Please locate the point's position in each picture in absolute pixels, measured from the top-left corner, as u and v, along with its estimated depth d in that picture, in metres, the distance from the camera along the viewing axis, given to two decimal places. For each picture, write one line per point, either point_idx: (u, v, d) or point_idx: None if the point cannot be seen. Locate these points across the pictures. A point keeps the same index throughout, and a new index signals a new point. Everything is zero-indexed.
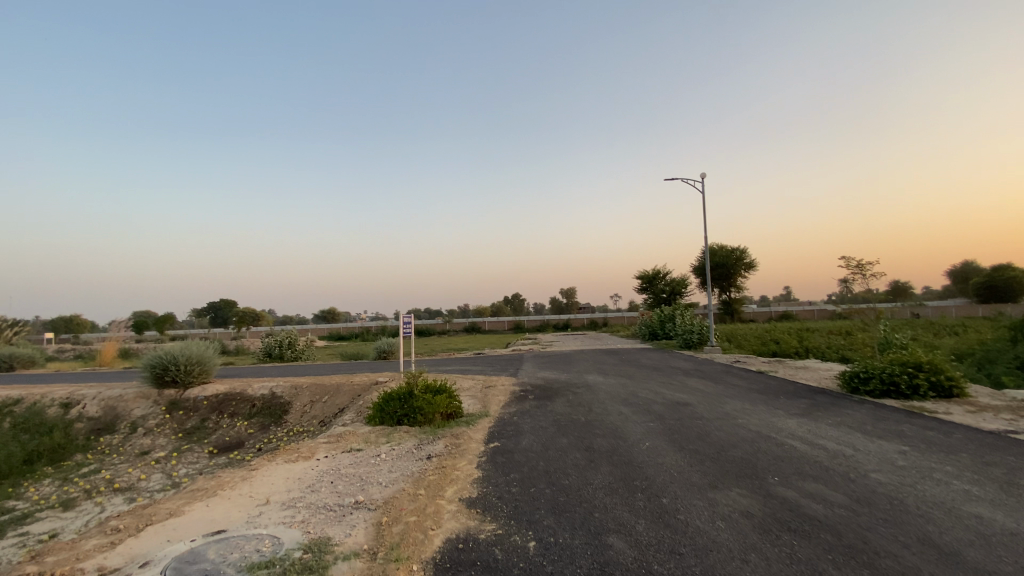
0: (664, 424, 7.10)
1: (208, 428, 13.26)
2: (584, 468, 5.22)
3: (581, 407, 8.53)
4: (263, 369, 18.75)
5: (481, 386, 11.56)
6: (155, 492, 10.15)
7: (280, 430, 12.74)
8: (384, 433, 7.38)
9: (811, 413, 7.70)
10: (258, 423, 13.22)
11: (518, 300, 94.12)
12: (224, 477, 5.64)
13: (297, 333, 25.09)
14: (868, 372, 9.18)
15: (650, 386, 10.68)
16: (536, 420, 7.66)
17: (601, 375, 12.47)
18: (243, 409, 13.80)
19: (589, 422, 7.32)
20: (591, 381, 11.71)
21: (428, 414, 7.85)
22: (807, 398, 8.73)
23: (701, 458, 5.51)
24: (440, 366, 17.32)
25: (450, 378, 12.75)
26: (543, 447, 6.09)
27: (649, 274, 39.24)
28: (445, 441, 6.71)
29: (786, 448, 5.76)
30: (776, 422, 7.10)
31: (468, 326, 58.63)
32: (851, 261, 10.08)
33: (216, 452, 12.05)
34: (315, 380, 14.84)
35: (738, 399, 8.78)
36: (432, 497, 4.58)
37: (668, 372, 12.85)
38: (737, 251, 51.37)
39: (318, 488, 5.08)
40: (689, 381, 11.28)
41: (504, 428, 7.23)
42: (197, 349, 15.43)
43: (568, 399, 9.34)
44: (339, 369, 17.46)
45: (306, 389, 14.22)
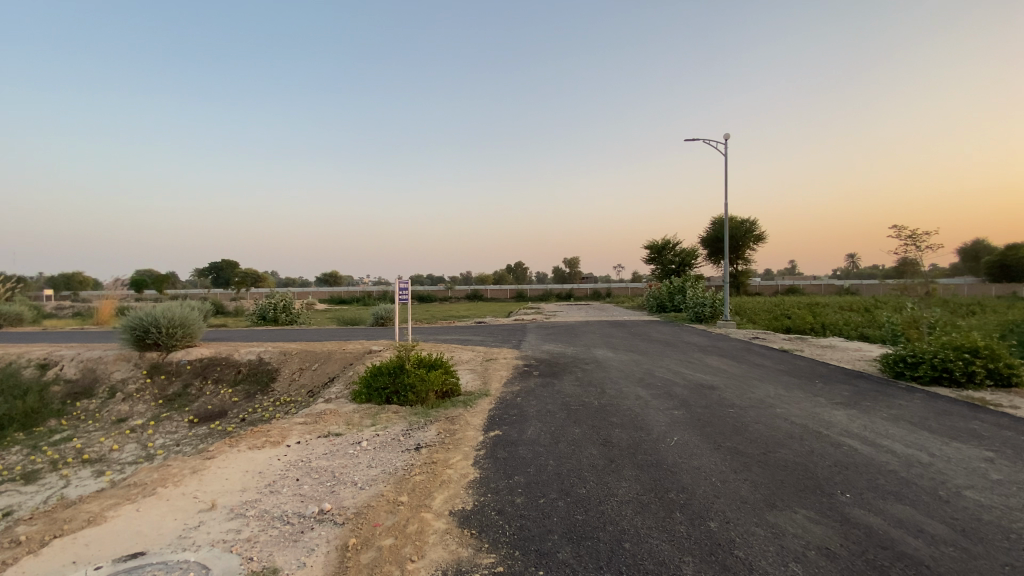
0: (691, 413, 6.15)
1: (190, 394, 12.45)
2: (604, 471, 4.28)
3: (593, 387, 7.58)
4: (255, 332, 17.93)
5: (480, 359, 10.62)
6: (127, 465, 9.34)
7: (266, 398, 11.93)
8: (369, 414, 6.45)
9: (857, 403, 6.74)
10: (243, 390, 12.38)
11: (521, 268, 92.91)
12: (173, 468, 4.73)
13: (292, 296, 24.16)
14: (916, 357, 8.17)
15: (666, 364, 9.71)
16: (542, 402, 6.72)
17: (611, 350, 11.52)
18: (228, 375, 12.97)
19: (604, 408, 6.38)
20: (601, 356, 10.75)
21: (421, 392, 6.90)
22: (847, 385, 7.75)
23: (744, 460, 4.56)
24: (439, 334, 16.44)
25: (448, 349, 11.84)
26: (552, 440, 5.16)
27: (658, 244, 38.04)
28: (437, 427, 5.77)
29: (844, 451, 4.80)
30: (822, 414, 6.12)
31: (470, 293, 57.71)
32: (905, 229, 8.72)
33: (197, 422, 11.23)
34: (306, 346, 13.96)
35: (770, 384, 7.80)
36: (415, 509, 3.64)
37: (683, 348, 11.89)
38: (748, 223, 49.88)
39: (278, 490, 4.15)
40: (709, 359, 10.31)
41: (505, 412, 6.30)
42: (181, 310, 14.50)
43: (577, 377, 8.40)
44: (333, 335, 16.60)
45: (295, 355, 13.34)
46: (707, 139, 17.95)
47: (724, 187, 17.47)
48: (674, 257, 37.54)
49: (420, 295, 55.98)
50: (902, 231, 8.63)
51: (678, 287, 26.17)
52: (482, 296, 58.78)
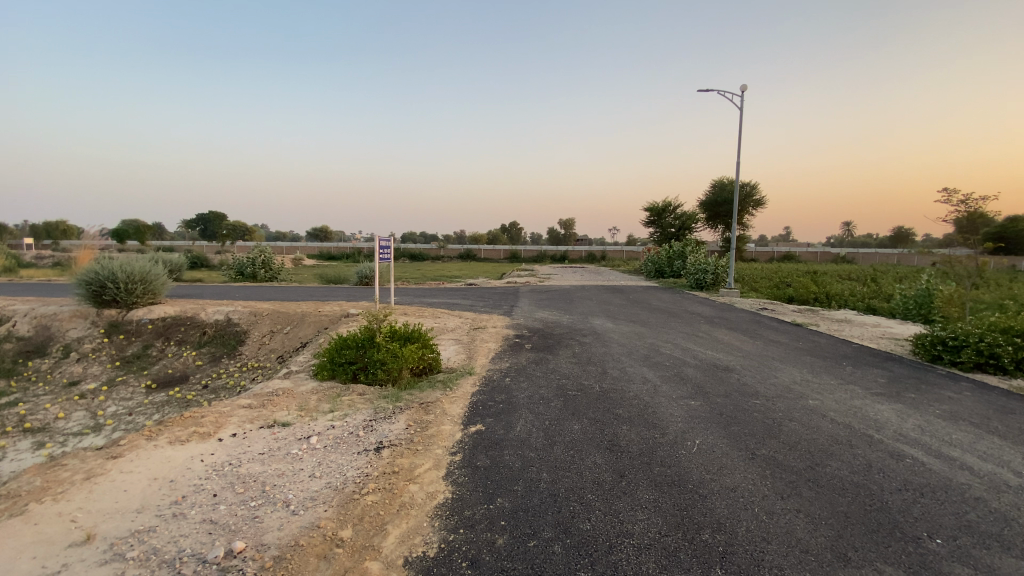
0: (711, 405, 5.17)
1: (150, 356, 11.40)
2: (613, 492, 3.31)
3: (593, 366, 6.58)
4: (228, 290, 16.74)
5: (466, 328, 9.59)
6: (71, 436, 8.28)
7: (232, 362, 10.93)
8: (328, 397, 5.44)
9: (900, 394, 5.81)
10: (208, 353, 11.34)
11: (515, 227, 91.28)
12: (64, 472, 3.71)
13: (271, 252, 22.79)
14: (958, 340, 7.25)
15: (672, 338, 8.73)
16: (535, 386, 5.73)
17: (610, 320, 10.52)
18: (192, 336, 11.91)
19: (607, 395, 5.39)
20: (599, 327, 9.75)
21: (393, 370, 5.88)
22: (880, 371, 6.82)
23: (789, 476, 3.60)
24: (425, 296, 15.39)
25: (432, 316, 10.81)
26: (545, 439, 4.17)
27: (659, 207, 36.67)
28: (407, 417, 4.77)
29: (908, 470, 3.86)
30: (864, 411, 5.18)
31: (463, 252, 56.39)
32: (956, 193, 7.64)
33: (155, 388, 10.18)
34: (278, 306, 12.85)
35: (793, 367, 6.84)
36: (359, 556, 2.65)
37: (688, 319, 10.90)
38: (749, 188, 48.53)
39: (183, 512, 3.13)
40: (718, 333, 9.35)
41: (490, 399, 5.29)
42: (142, 265, 13.27)
43: (574, 353, 7.41)
44: (312, 295, 15.50)
45: (265, 316, 12.26)
46: (721, 91, 16.47)
47: (738, 145, 16.08)
48: (674, 220, 36.36)
49: (411, 253, 54.57)
50: (952, 195, 7.50)
51: (677, 251, 25.09)
52: (474, 255, 57.49)
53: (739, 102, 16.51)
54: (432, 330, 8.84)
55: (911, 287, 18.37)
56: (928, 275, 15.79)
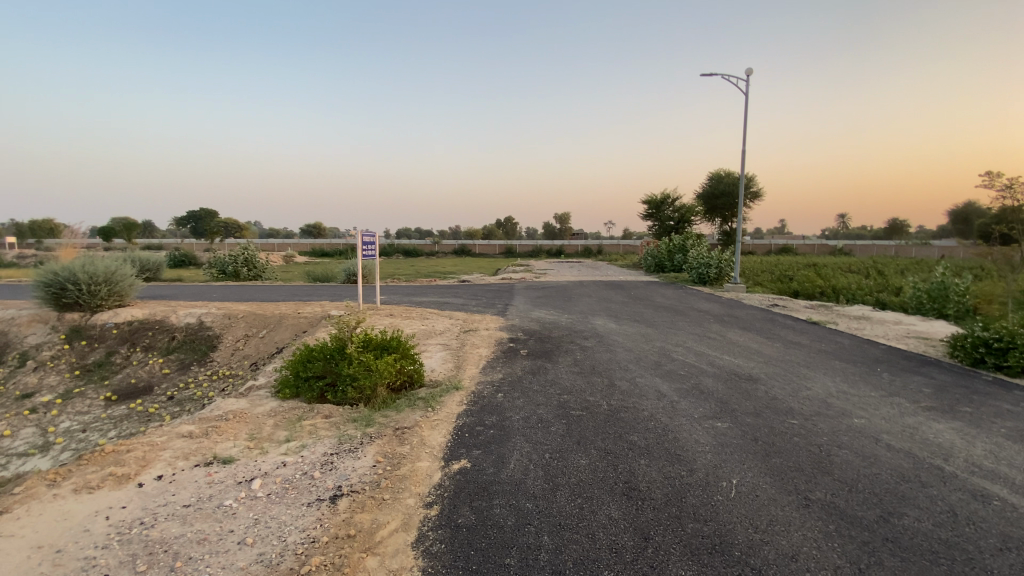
0: (741, 427, 4.35)
1: (114, 364, 10.52)
2: (639, 567, 2.47)
3: (598, 377, 5.73)
4: (206, 290, 15.80)
5: (455, 331, 8.74)
6: (14, 458, 7.41)
7: (201, 369, 10.05)
8: (287, 423, 4.59)
9: (955, 408, 5.01)
10: (177, 360, 10.44)
11: (510, 222, 90.34)
12: None
13: (254, 249, 21.76)
14: (1005, 341, 6.43)
15: (683, 340, 7.90)
16: (532, 403, 4.89)
17: (612, 319, 9.69)
18: (160, 341, 11.02)
19: (617, 416, 4.54)
20: (601, 328, 8.93)
21: (365, 388, 5.02)
22: (922, 379, 6.02)
23: (862, 535, 2.79)
24: (414, 295, 14.51)
25: (419, 318, 9.96)
26: (545, 482, 3.33)
27: (657, 199, 35.87)
28: (376, 450, 3.93)
29: (1004, 517, 3.05)
30: (921, 433, 4.38)
31: (458, 248, 55.44)
32: (999, 176, 6.84)
33: (115, 400, 9.29)
34: (255, 308, 11.96)
35: (824, 375, 6.03)
36: None
37: (696, 317, 10.08)
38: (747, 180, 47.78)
39: None
40: (731, 334, 8.53)
41: (478, 422, 4.44)
42: (107, 265, 12.35)
43: (575, 360, 6.57)
44: (294, 295, 14.59)
45: (240, 319, 11.37)
46: (724, 74, 15.59)
47: (743, 131, 15.20)
48: (672, 212, 35.54)
49: (405, 249, 53.58)
50: (995, 179, 6.70)
51: (678, 244, 24.27)
52: (470, 251, 56.55)
53: (744, 87, 15.63)
54: (416, 335, 7.99)
55: (922, 280, 17.61)
56: (942, 267, 15.05)
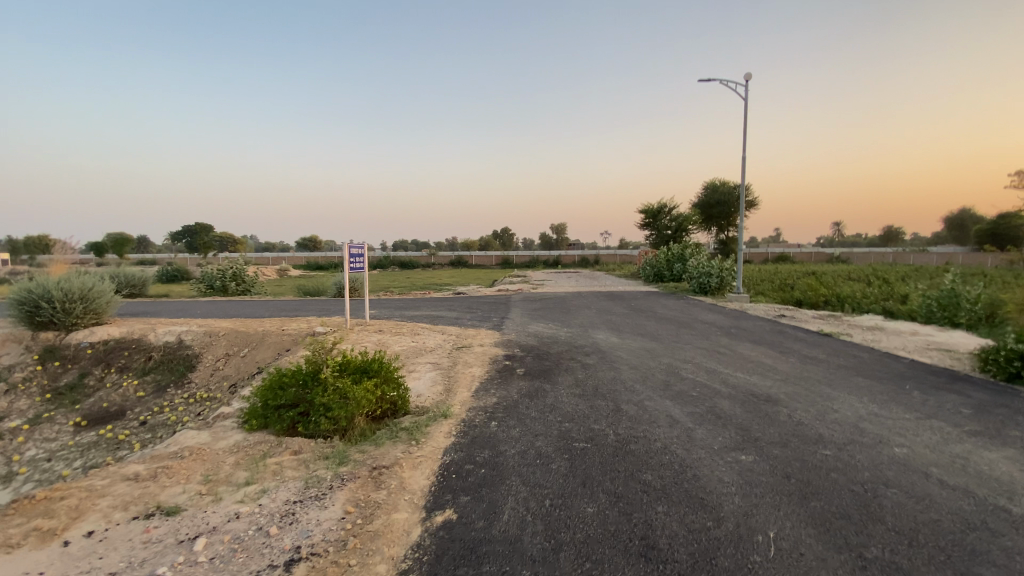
0: (768, 461, 3.80)
1: (86, 387, 9.87)
2: None
3: (602, 401, 5.18)
4: (191, 306, 15.19)
5: (447, 348, 8.18)
6: None
7: (179, 391, 9.43)
8: (249, 462, 4.02)
9: (1003, 434, 4.48)
10: (153, 382, 9.82)
11: (506, 234, 90.06)
12: None
13: (242, 263, 21.15)
14: None
15: (691, 355, 7.36)
16: (529, 433, 4.33)
17: (614, 333, 9.15)
18: (137, 361, 10.40)
19: (626, 448, 3.99)
20: (602, 342, 8.39)
21: (341, 419, 4.45)
22: (958, 398, 5.50)
23: None
24: (406, 309, 13.96)
25: (409, 335, 9.41)
26: (546, 539, 2.77)
27: (654, 209, 35.55)
28: (347, 496, 3.36)
29: None
30: (973, 465, 3.84)
31: (454, 260, 54.97)
32: None
33: (85, 426, 8.61)
34: (238, 325, 11.37)
35: (850, 395, 5.50)
36: None
37: (702, 329, 9.56)
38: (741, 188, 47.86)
39: None
40: (741, 348, 8.01)
41: (467, 459, 3.87)
42: (84, 282, 11.76)
43: (576, 380, 6.02)
44: (281, 310, 13.99)
45: (222, 336, 10.77)
46: (723, 80, 15.29)
47: (743, 138, 14.84)
48: (670, 222, 35.22)
49: (401, 261, 53.08)
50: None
51: (676, 254, 23.87)
52: (466, 262, 56.13)
53: (743, 92, 15.31)
54: (405, 354, 7.42)
55: (929, 289, 17.24)
56: (951, 275, 14.67)
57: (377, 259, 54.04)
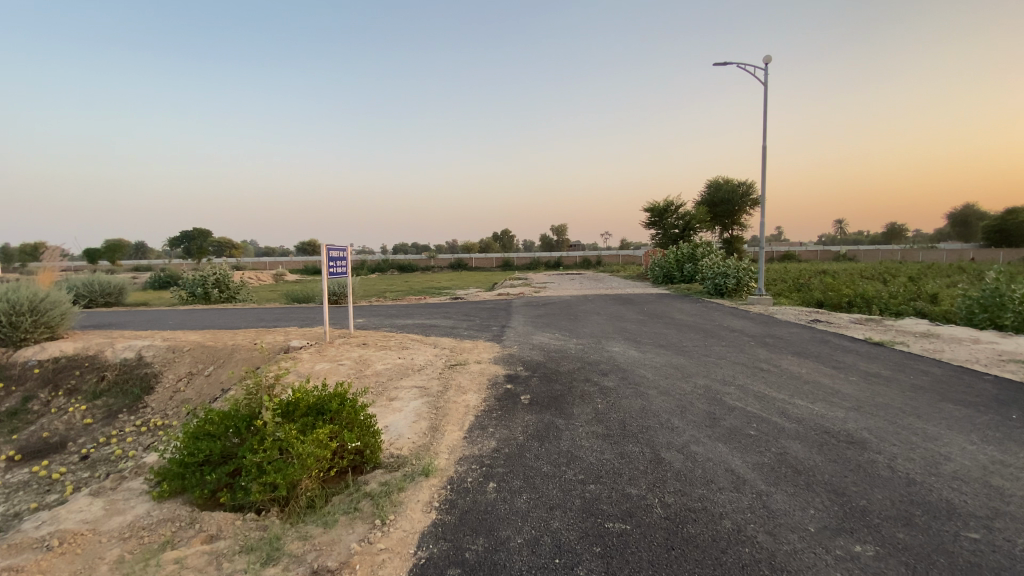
0: (899, 557, 2.55)
1: (27, 413, 8.65)
2: None
3: (634, 446, 3.94)
4: (164, 315, 13.96)
5: (437, 367, 6.93)
6: None
7: (131, 418, 8.21)
8: (139, 559, 2.77)
9: None
10: (104, 408, 8.61)
11: (506, 236, 88.94)
12: None
13: (227, 269, 19.87)
14: None
15: (729, 373, 6.13)
16: (541, 505, 3.09)
17: (632, 345, 7.90)
18: (89, 383, 9.20)
19: (684, 533, 2.74)
20: (620, 357, 7.13)
21: (280, 486, 3.22)
22: None
23: None
24: (398, 316, 12.72)
25: (395, 350, 8.18)
26: None
27: (660, 207, 34.29)
28: None
29: None
30: None
31: (454, 262, 53.81)
32: None
33: (18, 461, 7.38)
34: (207, 338, 10.15)
35: (952, 433, 4.24)
36: None
37: (732, 339, 8.30)
38: (746, 186, 46.73)
39: None
40: (784, 362, 6.76)
41: (452, 556, 2.62)
42: (35, 291, 10.57)
43: (597, 413, 4.78)
44: (260, 320, 12.76)
45: (186, 352, 9.55)
46: (739, 65, 14.18)
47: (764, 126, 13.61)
48: (676, 221, 34.05)
49: (400, 264, 51.96)
50: None
51: (687, 254, 22.61)
52: (466, 265, 54.97)
53: (763, 77, 14.13)
54: (386, 380, 6.18)
55: (966, 287, 15.81)
56: (993, 273, 13.37)
57: (375, 263, 52.86)
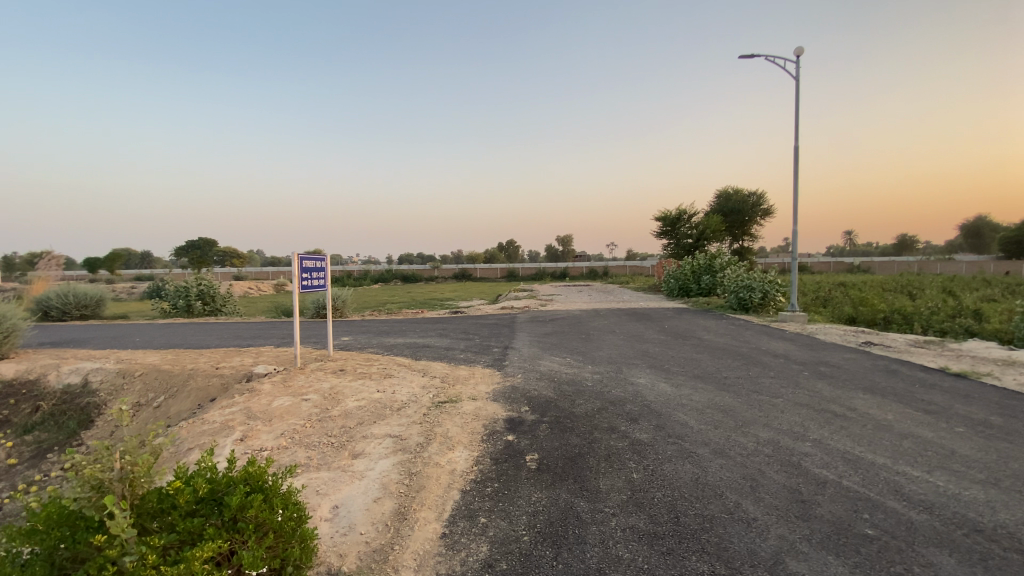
0: None
1: None
2: None
3: (701, 563, 2.55)
4: (133, 332, 12.65)
5: (422, 405, 5.56)
6: None
7: (60, 460, 6.85)
8: None
9: None
10: (32, 446, 7.24)
11: (511, 246, 87.64)
12: None
13: (213, 280, 18.54)
14: None
15: (795, 422, 4.74)
16: None
17: (661, 376, 6.50)
18: (22, 414, 7.85)
19: None
20: (649, 393, 5.74)
21: None
22: None
23: None
24: (389, 334, 11.38)
25: (375, 379, 6.81)
26: None
27: (672, 217, 33.01)
28: None
29: None
30: None
31: (458, 273, 52.57)
32: None
33: None
34: (166, 361, 8.81)
35: None
36: None
37: (781, 368, 6.89)
38: (756, 196, 45.50)
39: None
40: (857, 403, 5.37)
41: None
42: None
43: (633, 490, 3.39)
44: (235, 338, 11.41)
45: (138, 378, 8.20)
46: (767, 57, 12.85)
47: (797, 123, 12.29)
48: (688, 231, 32.76)
49: (403, 274, 50.73)
50: None
51: (703, 265, 21.22)
52: (470, 275, 53.70)
53: (793, 71, 12.83)
54: (351, 432, 4.80)
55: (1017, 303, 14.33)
56: None
57: (377, 274, 51.65)
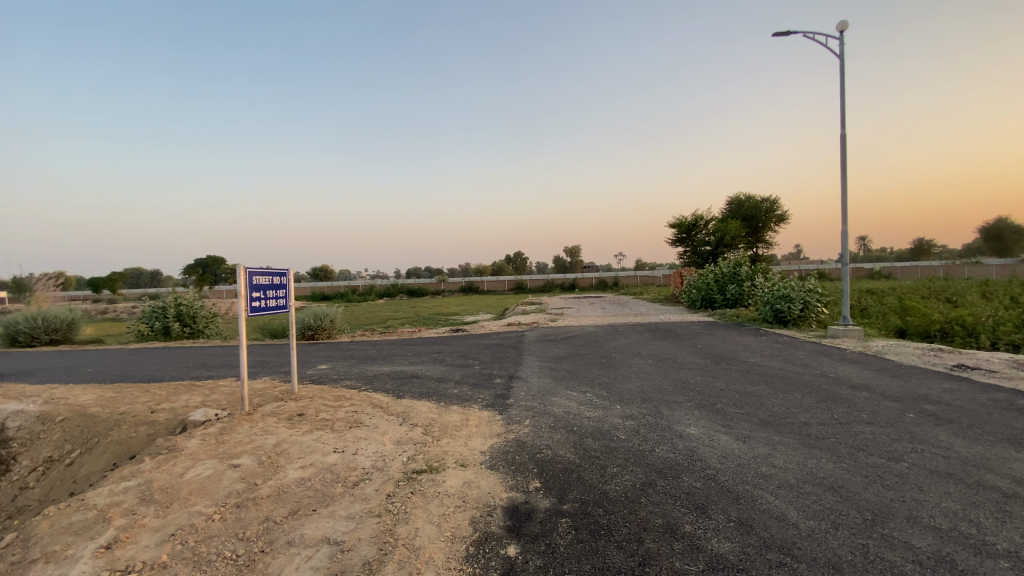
0: None
1: None
2: None
3: None
4: (91, 361, 11.14)
5: (389, 477, 3.93)
6: None
7: None
8: None
9: None
10: None
11: (519, 258, 86.20)
12: None
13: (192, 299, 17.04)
14: None
15: (952, 512, 3.07)
16: None
17: (718, 423, 4.84)
18: None
19: None
20: (709, 454, 4.08)
21: None
22: None
23: None
24: (375, 360, 9.78)
25: (338, 430, 5.18)
26: None
27: (687, 222, 31.23)
28: None
29: None
30: None
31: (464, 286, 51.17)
32: None
33: None
34: (101, 401, 7.27)
35: None
36: None
37: (874, 408, 5.20)
38: (771, 202, 43.81)
39: None
40: (1018, 470, 3.68)
41: None
42: None
43: None
44: (200, 367, 9.85)
45: (59, 424, 6.65)
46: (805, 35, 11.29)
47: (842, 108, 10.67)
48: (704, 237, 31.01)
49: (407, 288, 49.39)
50: None
51: (728, 272, 19.48)
52: (477, 288, 52.21)
53: (837, 50, 11.21)
54: (271, 535, 3.17)
55: None
56: None
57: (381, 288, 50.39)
